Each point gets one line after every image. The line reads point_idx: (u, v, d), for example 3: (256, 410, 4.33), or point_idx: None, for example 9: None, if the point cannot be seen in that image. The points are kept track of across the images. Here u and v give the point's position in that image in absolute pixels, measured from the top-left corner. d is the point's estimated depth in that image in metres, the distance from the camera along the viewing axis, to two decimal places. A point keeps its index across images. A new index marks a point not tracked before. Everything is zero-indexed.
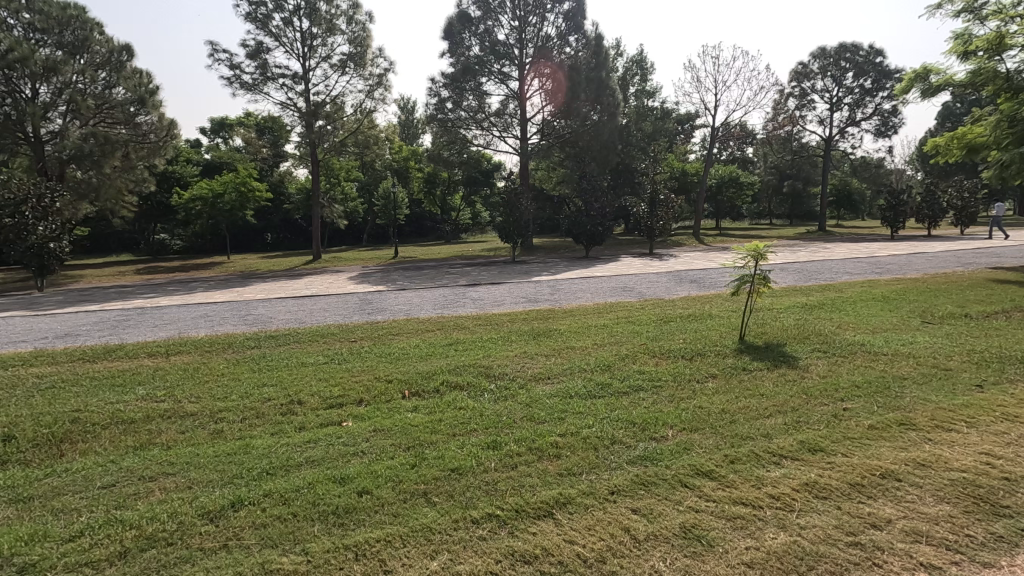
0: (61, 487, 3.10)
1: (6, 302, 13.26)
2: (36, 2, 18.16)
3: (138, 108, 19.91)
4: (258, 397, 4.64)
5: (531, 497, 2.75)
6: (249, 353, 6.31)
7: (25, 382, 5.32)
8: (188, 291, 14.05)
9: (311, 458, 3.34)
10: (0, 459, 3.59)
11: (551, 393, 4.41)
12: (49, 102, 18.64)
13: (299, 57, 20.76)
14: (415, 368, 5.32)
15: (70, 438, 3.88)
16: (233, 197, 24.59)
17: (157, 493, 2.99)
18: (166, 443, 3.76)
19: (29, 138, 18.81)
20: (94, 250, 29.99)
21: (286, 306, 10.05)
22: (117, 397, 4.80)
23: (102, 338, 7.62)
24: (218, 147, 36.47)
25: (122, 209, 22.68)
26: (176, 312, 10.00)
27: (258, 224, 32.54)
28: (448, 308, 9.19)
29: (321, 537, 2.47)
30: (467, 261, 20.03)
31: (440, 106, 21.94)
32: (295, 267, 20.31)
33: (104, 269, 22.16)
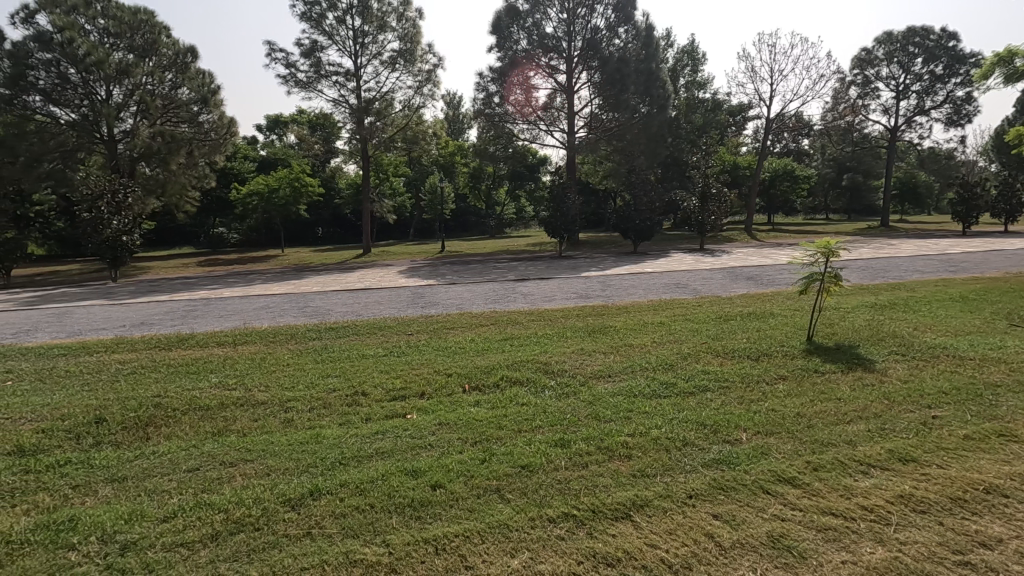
0: (150, 469, 3.26)
1: (85, 291, 14.12)
2: (110, 9, 19.21)
3: (201, 107, 20.90)
4: (324, 388, 4.76)
5: (607, 497, 2.71)
6: (311, 345, 6.49)
7: (108, 368, 5.64)
8: (248, 283, 14.59)
9: (381, 450, 3.39)
10: (94, 440, 3.80)
11: (614, 392, 4.33)
12: (121, 103, 19.74)
13: (351, 55, 21.21)
14: (473, 363, 5.33)
15: (154, 423, 4.08)
16: (288, 192, 25.42)
17: (238, 479, 3.10)
18: (241, 430, 3.90)
19: (104, 138, 20.01)
20: (159, 243, 31.63)
21: (341, 299, 10.29)
22: (193, 384, 5.02)
23: (174, 327, 7.99)
24: (273, 144, 37.80)
25: (186, 204, 23.77)
26: (238, 304, 10.39)
27: (310, 218, 33.52)
28: (499, 303, 9.20)
29: (400, 529, 2.50)
30: (512, 256, 20.03)
31: (488, 100, 21.90)
32: (346, 260, 20.81)
33: (169, 261, 23.30)
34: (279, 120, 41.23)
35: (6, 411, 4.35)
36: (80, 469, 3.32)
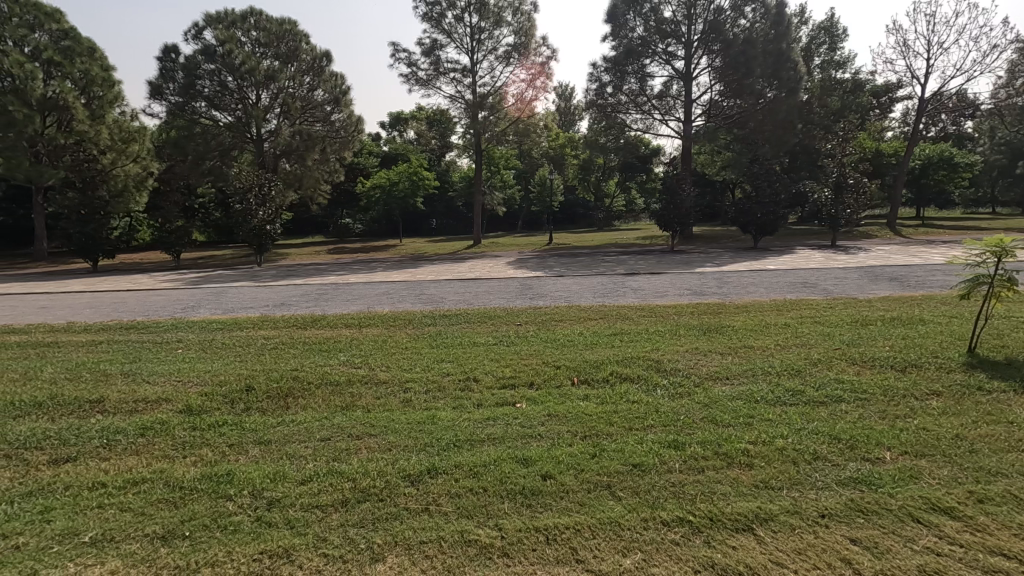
0: (290, 435, 3.64)
1: (236, 273, 16.05)
2: (261, 22, 21.47)
3: (333, 107, 22.77)
4: (438, 371, 5.00)
5: (726, 507, 2.56)
6: (427, 330, 6.83)
7: (255, 342, 6.38)
8: (371, 270, 15.71)
9: (493, 435, 3.49)
10: (245, 404, 4.31)
11: (732, 395, 4.08)
12: (268, 106, 22.04)
13: (467, 52, 21.87)
14: (582, 356, 5.30)
15: (293, 394, 4.53)
16: (406, 185, 26.93)
17: (363, 452, 3.34)
18: (366, 406, 4.21)
19: (253, 138, 22.50)
20: (296, 231, 35.08)
21: (453, 288, 10.71)
22: (324, 360, 5.53)
23: (308, 309, 8.82)
24: (395, 140, 40.29)
25: (319, 196, 26.08)
26: (362, 289, 11.21)
27: (426, 209, 35.30)
28: (608, 297, 9.07)
29: (512, 515, 2.55)
30: (621, 249, 19.62)
31: (600, 91, 21.50)
32: (458, 250, 21.63)
33: (304, 248, 25.72)
34: (400, 118, 43.89)
35: (178, 373, 5.09)
36: (234, 430, 3.77)
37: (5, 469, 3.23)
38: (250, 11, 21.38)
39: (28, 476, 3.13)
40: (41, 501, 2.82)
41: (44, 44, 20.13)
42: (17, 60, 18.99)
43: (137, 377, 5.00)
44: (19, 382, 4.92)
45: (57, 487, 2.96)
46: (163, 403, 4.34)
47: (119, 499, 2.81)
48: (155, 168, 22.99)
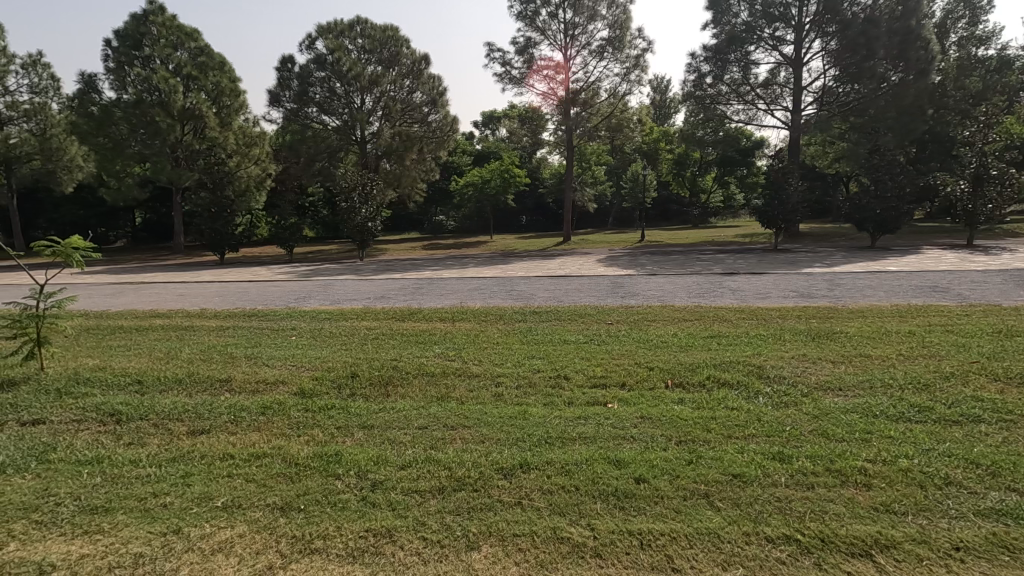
0: (390, 422, 3.84)
1: (341, 267, 17.16)
2: (366, 29, 22.77)
3: (431, 108, 23.71)
4: (529, 367, 5.05)
5: (840, 528, 2.37)
6: (518, 326, 6.91)
7: (359, 332, 6.79)
8: (463, 265, 16.17)
9: (584, 434, 3.47)
10: (351, 389, 4.63)
11: (846, 408, 3.75)
12: (371, 109, 23.34)
13: (561, 48, 21.83)
14: (677, 358, 5.12)
15: (392, 382, 4.78)
16: (498, 183, 27.42)
17: (458, 442, 3.45)
18: (459, 398, 4.35)
19: (357, 140, 23.93)
20: (393, 228, 36.89)
21: (543, 285, 10.75)
22: (421, 351, 5.79)
23: (405, 302, 9.24)
24: (488, 139, 41.20)
25: (415, 194, 27.23)
26: (455, 284, 11.56)
27: (516, 207, 35.79)
28: (705, 297, 8.68)
29: (605, 516, 2.53)
30: (719, 247, 18.69)
31: (699, 81, 20.56)
32: (548, 247, 21.67)
33: (402, 244, 26.98)
34: (493, 116, 44.82)
35: (292, 359, 5.55)
36: (341, 414, 4.04)
37: (153, 436, 3.70)
38: (357, 20, 22.75)
39: (172, 444, 3.55)
40: (182, 467, 3.19)
41: (184, 61, 22.73)
42: (162, 75, 21.57)
43: (258, 361, 5.52)
44: (163, 361, 5.59)
45: (195, 456, 3.34)
46: (281, 385, 4.76)
47: (245, 470, 3.12)
48: (272, 169, 25.12)
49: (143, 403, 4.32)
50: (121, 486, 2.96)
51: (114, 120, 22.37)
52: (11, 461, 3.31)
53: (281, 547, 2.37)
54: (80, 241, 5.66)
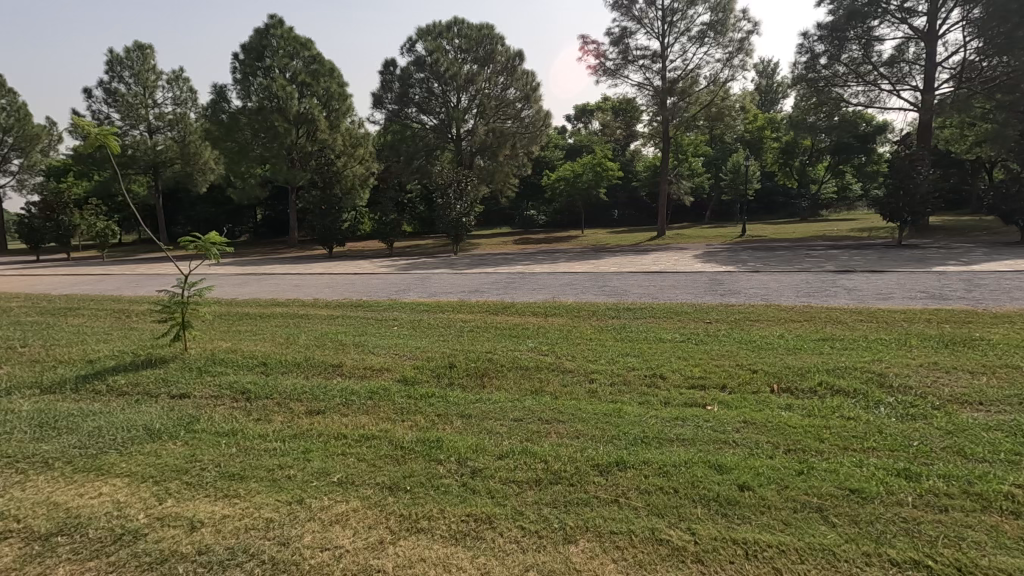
0: (487, 412, 3.96)
1: (437, 261, 17.80)
2: (462, 30, 23.41)
3: (524, 104, 23.98)
4: (623, 365, 4.98)
5: (982, 559, 2.13)
6: (611, 323, 6.82)
7: (455, 324, 7.04)
8: (554, 260, 16.18)
9: (682, 436, 3.37)
10: (449, 379, 4.83)
11: (989, 426, 3.33)
12: (466, 107, 24.00)
13: (658, 36, 21.13)
14: (784, 362, 4.82)
15: (487, 373, 4.93)
16: (590, 176, 27.10)
17: (553, 437, 3.49)
18: (553, 392, 4.40)
19: (453, 138, 24.64)
20: (486, 223, 37.75)
21: (637, 281, 10.49)
22: (515, 345, 5.89)
23: (499, 296, 9.42)
24: (580, 132, 40.98)
25: (507, 190, 27.59)
26: (547, 279, 11.62)
27: (608, 201, 35.32)
28: (816, 296, 8.05)
29: (707, 522, 2.45)
30: (831, 243, 17.26)
31: (811, 63, 19.04)
32: (641, 242, 21.15)
33: (494, 238, 27.52)
34: (586, 109, 44.49)
35: (396, 348, 5.87)
36: (440, 402, 4.23)
37: (278, 413, 4.10)
38: (454, 21, 23.45)
39: (294, 422, 3.91)
40: (303, 443, 3.51)
41: (299, 69, 24.74)
42: (281, 83, 23.60)
43: (366, 349, 5.90)
44: (284, 346, 6.15)
45: (313, 434, 3.65)
46: (385, 372, 5.07)
47: (357, 450, 3.37)
48: (375, 168, 26.58)
49: (267, 383, 4.79)
50: (253, 457, 3.30)
51: (241, 126, 24.79)
52: (165, 429, 3.81)
53: (390, 524, 2.54)
54: (217, 237, 6.35)
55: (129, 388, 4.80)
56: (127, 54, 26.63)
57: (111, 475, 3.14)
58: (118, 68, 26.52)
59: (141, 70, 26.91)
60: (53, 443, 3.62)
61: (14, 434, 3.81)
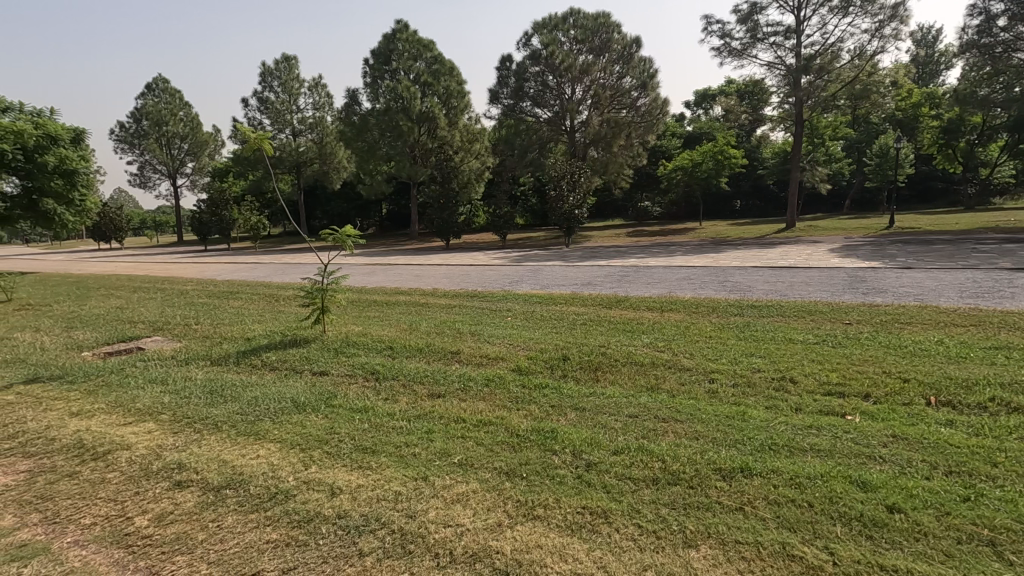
0: (601, 407, 3.93)
1: (548, 253, 17.93)
2: (578, 20, 23.17)
3: (640, 92, 23.27)
4: (748, 365, 4.68)
5: None
6: (733, 321, 6.44)
7: (568, 317, 7.04)
8: (670, 253, 15.57)
9: (817, 446, 3.09)
10: (563, 371, 4.84)
11: None
12: (581, 98, 23.78)
13: (793, 10, 19.38)
14: (944, 371, 4.22)
15: (601, 367, 4.88)
16: (711, 165, 25.55)
17: (670, 436, 3.37)
18: (670, 390, 4.24)
19: (567, 130, 24.58)
20: (599, 215, 37.37)
21: (763, 277, 9.79)
22: (629, 340, 5.78)
23: (612, 290, 9.27)
24: (700, 119, 39.06)
25: (621, 181, 26.97)
26: (662, 273, 11.23)
27: (730, 190, 33.38)
28: (987, 298, 6.95)
29: (848, 543, 2.23)
30: (1006, 236, 14.83)
31: (986, 26, 16.39)
32: (766, 235, 19.69)
33: (606, 231, 27.09)
34: (707, 94, 42.30)
35: (510, 338, 6.01)
36: (554, 393, 4.27)
37: (403, 395, 4.39)
38: (570, 12, 23.28)
39: (417, 403, 4.17)
40: (426, 424, 3.73)
41: (422, 70, 26.19)
42: (405, 85, 25.16)
43: (482, 338, 6.10)
44: (408, 332, 6.56)
45: (435, 416, 3.87)
46: (500, 361, 5.22)
47: (476, 434, 3.50)
48: (490, 162, 27.25)
49: (393, 365, 5.17)
50: (383, 434, 3.57)
51: (370, 127, 26.74)
52: (309, 402, 4.25)
53: (508, 508, 2.62)
54: (351, 230, 6.91)
55: (280, 364, 5.42)
56: (276, 66, 29.82)
57: (266, 440, 3.57)
58: (269, 78, 29.79)
59: (287, 79, 30.02)
60: (221, 408, 4.19)
61: (191, 398, 4.47)
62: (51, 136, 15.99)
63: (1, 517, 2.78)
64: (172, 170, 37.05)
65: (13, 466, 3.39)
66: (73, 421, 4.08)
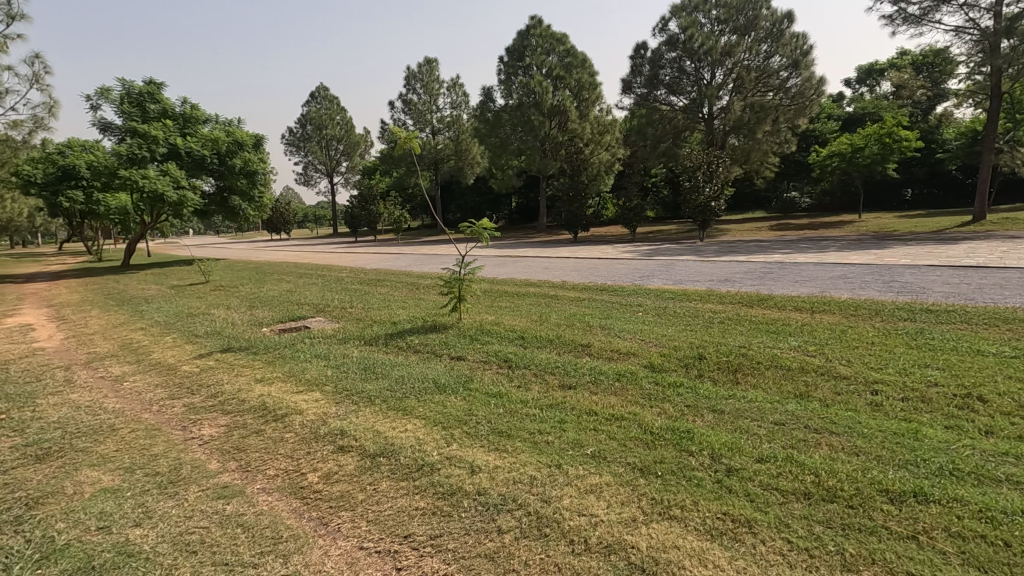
0: (743, 411, 3.70)
1: (681, 248, 17.11)
2: None
3: (790, 72, 21.24)
4: (921, 378, 4.10)
5: None
6: (902, 326, 5.67)
7: (704, 315, 6.71)
8: (823, 249, 14.12)
9: (1015, 478, 2.63)
10: (698, 371, 4.61)
11: None
12: (721, 83, 22.36)
13: None
14: None
15: (742, 369, 4.58)
16: (875, 149, 22.61)
17: (824, 448, 3.08)
18: (823, 399, 3.86)
19: (705, 117, 23.26)
20: (737, 207, 35.00)
21: (940, 277, 8.49)
22: (774, 342, 5.35)
23: (754, 287, 8.64)
24: (863, 98, 34.78)
25: (766, 170, 24.93)
26: (813, 270, 10.23)
27: (899, 178, 29.38)
28: None
29: None
30: None
31: None
32: (946, 229, 17.04)
33: (747, 224, 25.26)
34: (872, 69, 37.59)
35: (641, 333, 5.89)
36: (690, 392, 4.11)
37: (534, 383, 4.52)
38: None
39: (549, 392, 4.27)
40: (559, 413, 3.81)
41: (554, 64, 26.41)
42: (537, 80, 25.56)
43: (612, 332, 6.05)
44: (539, 322, 6.72)
45: (567, 406, 3.92)
46: (632, 356, 5.13)
47: (608, 427, 3.50)
48: (621, 153, 26.64)
49: (525, 355, 5.32)
50: (518, 419, 3.71)
51: (503, 123, 27.61)
52: (449, 384, 4.55)
53: (643, 505, 2.58)
54: (487, 223, 7.19)
55: (422, 347, 5.85)
56: (419, 69, 31.91)
57: (412, 415, 3.88)
58: (413, 81, 31.98)
59: (429, 81, 32.03)
60: (374, 383, 4.66)
61: (349, 372, 5.03)
62: (238, 142, 18.58)
63: (209, 461, 3.35)
64: (330, 170, 41.37)
65: (215, 420, 4.06)
66: (258, 386, 4.78)
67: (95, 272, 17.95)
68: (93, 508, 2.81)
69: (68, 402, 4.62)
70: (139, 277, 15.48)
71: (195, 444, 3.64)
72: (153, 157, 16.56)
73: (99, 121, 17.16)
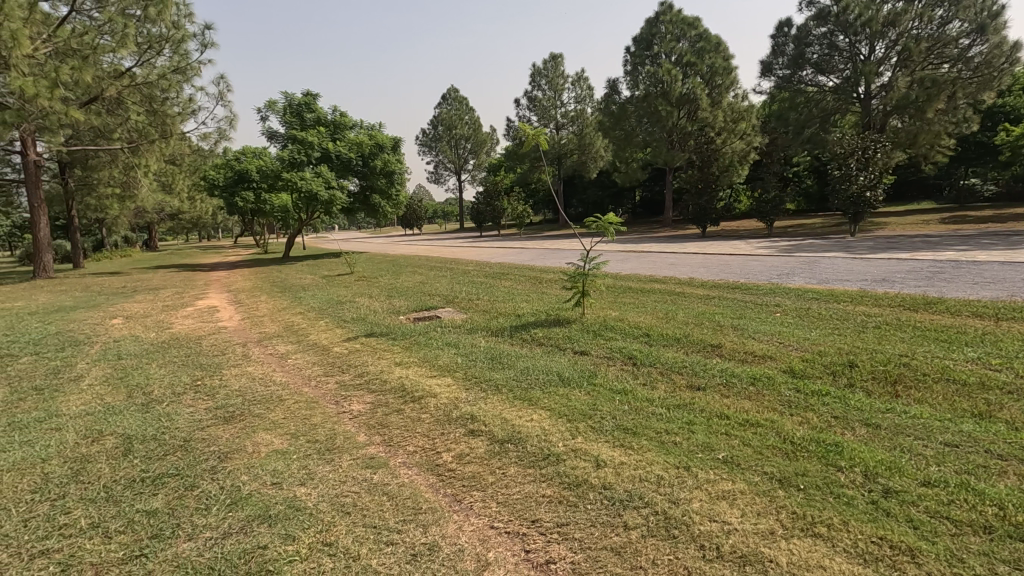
0: (904, 427, 3.29)
1: (828, 243, 15.49)
2: None
3: (974, 39, 18.22)
4: None
5: None
6: None
7: (855, 318, 6.05)
8: (1012, 245, 11.97)
9: None
10: (849, 380, 4.18)
11: None
12: (882, 57, 19.86)
13: None
14: None
15: (902, 382, 4.06)
16: None
17: (1011, 478, 2.65)
18: (1012, 422, 3.30)
19: (860, 97, 20.82)
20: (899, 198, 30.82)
21: None
22: (944, 352, 4.67)
23: (918, 288, 7.60)
24: None
25: (937, 154, 21.66)
26: (998, 270, 8.72)
27: None
28: None
29: None
30: None
31: None
32: None
33: (911, 217, 22.15)
34: None
35: (779, 335, 5.48)
36: (838, 403, 3.74)
37: (660, 382, 4.41)
38: None
39: (677, 392, 4.14)
40: (687, 414, 3.68)
41: (684, 51, 25.26)
42: (666, 68, 24.61)
43: (746, 333, 5.68)
44: (665, 320, 6.51)
45: (696, 407, 3.78)
46: (769, 360, 4.79)
47: (742, 433, 3.31)
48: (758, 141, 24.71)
49: (650, 353, 5.19)
50: (644, 418, 3.65)
51: (628, 115, 27.01)
52: (574, 378, 4.58)
53: (782, 518, 2.42)
54: (613, 218, 7.08)
55: (545, 340, 5.95)
56: (544, 65, 32.27)
57: (538, 406, 3.98)
58: (538, 78, 32.47)
59: (554, 77, 32.26)
60: (501, 373, 4.85)
61: (477, 361, 5.29)
62: (380, 144, 20.19)
63: (358, 434, 3.72)
64: (458, 168, 43.45)
65: (362, 397, 4.51)
66: (398, 369, 5.22)
67: (262, 262, 20.59)
68: (268, 465, 3.27)
69: (245, 373, 5.42)
70: (297, 267, 17.52)
71: (346, 417, 4.07)
72: (309, 160, 18.61)
73: (267, 130, 19.65)
